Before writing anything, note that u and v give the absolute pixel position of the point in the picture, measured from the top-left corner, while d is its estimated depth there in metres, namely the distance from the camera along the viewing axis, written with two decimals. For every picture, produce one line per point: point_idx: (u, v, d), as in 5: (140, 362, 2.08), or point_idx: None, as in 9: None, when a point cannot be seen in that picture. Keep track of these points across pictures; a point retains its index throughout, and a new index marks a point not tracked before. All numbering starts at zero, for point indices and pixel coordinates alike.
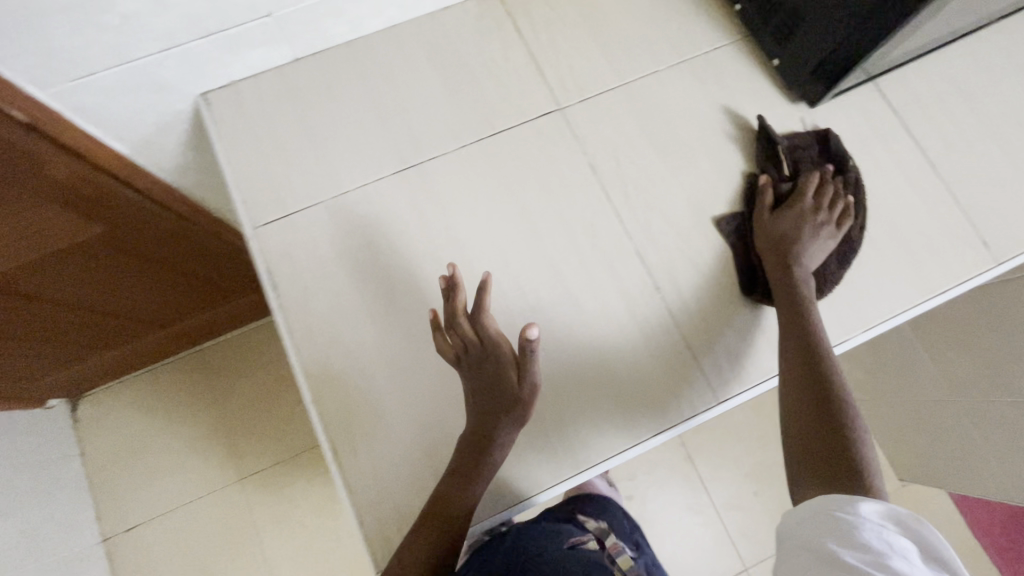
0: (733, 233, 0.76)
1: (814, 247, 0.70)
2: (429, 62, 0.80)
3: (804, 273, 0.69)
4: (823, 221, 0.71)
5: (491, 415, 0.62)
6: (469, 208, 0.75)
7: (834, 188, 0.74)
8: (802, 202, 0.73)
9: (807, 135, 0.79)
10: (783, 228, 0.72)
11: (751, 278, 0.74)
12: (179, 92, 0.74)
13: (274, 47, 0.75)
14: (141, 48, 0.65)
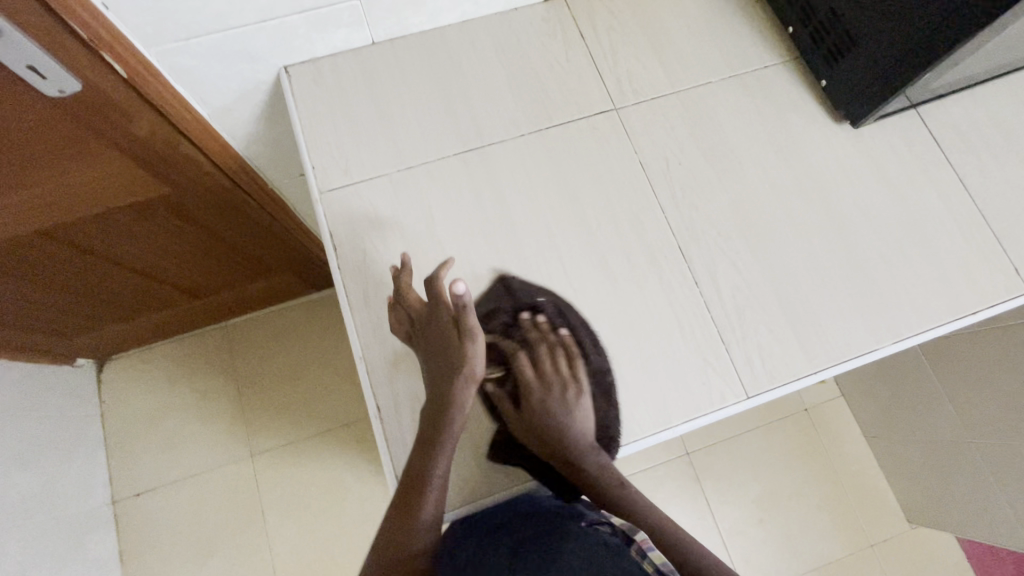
0: (511, 456, 0.69)
1: (582, 428, 0.69)
2: (496, 56, 0.85)
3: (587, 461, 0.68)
4: (569, 391, 0.70)
5: (442, 380, 0.66)
6: (522, 192, 0.79)
7: (548, 351, 0.72)
8: (536, 388, 0.70)
9: (492, 292, 0.74)
10: (547, 427, 0.69)
11: (550, 481, 0.69)
12: (265, 62, 0.80)
13: (357, 29, 0.81)
14: (243, 15, 0.72)
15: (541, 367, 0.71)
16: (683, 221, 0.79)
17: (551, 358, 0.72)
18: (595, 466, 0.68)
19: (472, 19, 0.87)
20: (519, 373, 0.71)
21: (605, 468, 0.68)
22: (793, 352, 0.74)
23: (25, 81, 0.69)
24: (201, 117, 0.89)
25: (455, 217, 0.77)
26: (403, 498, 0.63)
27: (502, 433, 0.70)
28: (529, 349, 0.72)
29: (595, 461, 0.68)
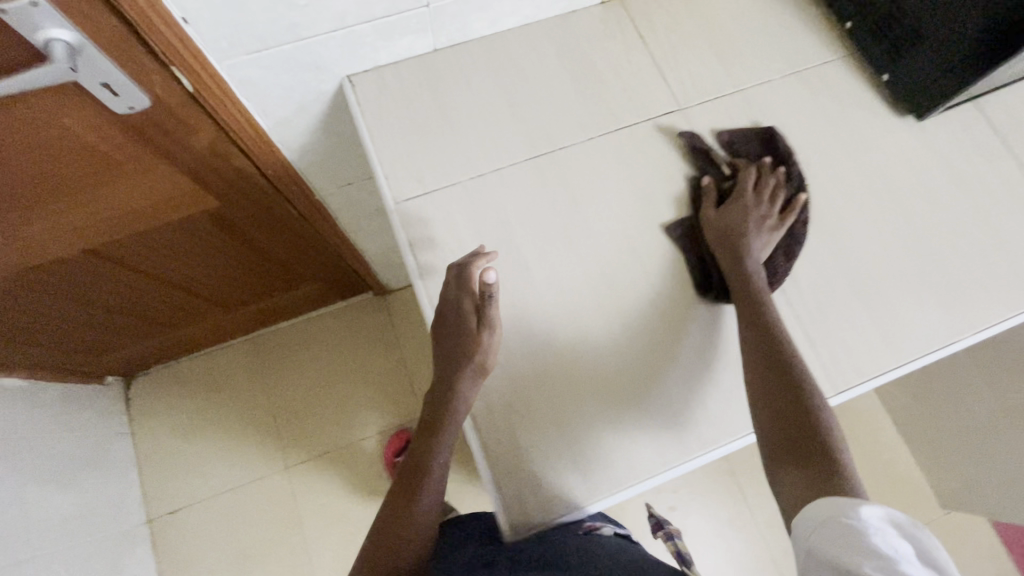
0: (680, 237, 0.78)
1: (757, 242, 0.74)
2: (559, 59, 0.85)
3: (754, 267, 0.72)
4: (762, 215, 0.75)
5: (454, 372, 0.66)
6: (595, 196, 0.79)
7: (773, 180, 0.78)
8: (744, 193, 0.76)
9: (749, 131, 0.83)
10: (731, 220, 0.75)
11: (704, 272, 0.76)
12: (329, 73, 0.80)
13: (422, 36, 0.80)
14: (315, 26, 0.71)
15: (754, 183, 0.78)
16: None
17: (759, 187, 0.78)
18: (754, 280, 0.71)
19: (532, 22, 0.86)
20: (742, 180, 0.78)
21: (763, 293, 0.70)
22: (874, 347, 0.75)
23: (99, 100, 0.66)
24: (264, 134, 0.87)
25: (530, 223, 0.77)
26: (405, 483, 0.67)
27: (692, 218, 0.79)
28: (751, 176, 0.78)
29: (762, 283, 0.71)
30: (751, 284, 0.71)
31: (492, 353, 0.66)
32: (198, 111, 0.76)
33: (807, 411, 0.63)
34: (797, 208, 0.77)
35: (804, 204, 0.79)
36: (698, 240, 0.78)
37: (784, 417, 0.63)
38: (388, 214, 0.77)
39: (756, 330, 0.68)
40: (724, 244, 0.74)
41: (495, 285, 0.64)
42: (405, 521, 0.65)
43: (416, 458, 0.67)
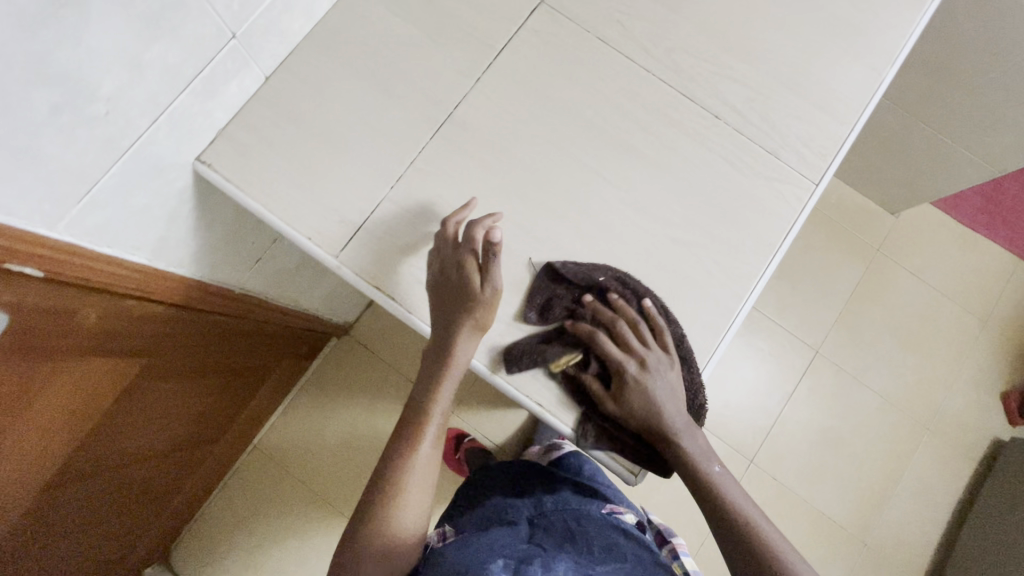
0: (609, 445, 0.68)
1: (672, 408, 0.66)
2: (397, 14, 0.75)
3: (677, 434, 0.65)
4: (658, 368, 0.66)
5: (451, 325, 0.65)
6: (517, 132, 0.73)
7: (625, 324, 0.68)
8: (619, 363, 0.66)
9: (540, 282, 0.70)
10: (638, 405, 0.65)
11: (644, 456, 0.68)
12: (176, 166, 0.67)
13: (246, 72, 0.68)
14: (132, 129, 0.58)
15: (620, 339, 0.67)
16: (670, 68, 0.76)
17: (628, 335, 0.67)
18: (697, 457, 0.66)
19: None
20: (607, 348, 0.67)
21: (703, 459, 0.66)
22: (825, 124, 0.76)
23: None
24: (151, 270, 0.75)
25: (476, 196, 0.72)
26: (404, 439, 0.67)
27: (590, 414, 0.67)
28: (603, 337, 0.67)
29: (684, 436, 0.66)
30: (694, 462, 0.66)
31: (492, 311, 0.65)
32: (51, 285, 0.63)
33: (746, 537, 0.64)
34: (667, 329, 0.69)
35: (660, 306, 0.70)
36: (610, 429, 0.68)
37: (728, 539, 0.65)
38: (336, 272, 0.71)
39: (717, 511, 0.66)
40: (646, 429, 0.66)
41: (500, 243, 0.65)
42: (408, 470, 0.65)
43: (409, 421, 0.68)
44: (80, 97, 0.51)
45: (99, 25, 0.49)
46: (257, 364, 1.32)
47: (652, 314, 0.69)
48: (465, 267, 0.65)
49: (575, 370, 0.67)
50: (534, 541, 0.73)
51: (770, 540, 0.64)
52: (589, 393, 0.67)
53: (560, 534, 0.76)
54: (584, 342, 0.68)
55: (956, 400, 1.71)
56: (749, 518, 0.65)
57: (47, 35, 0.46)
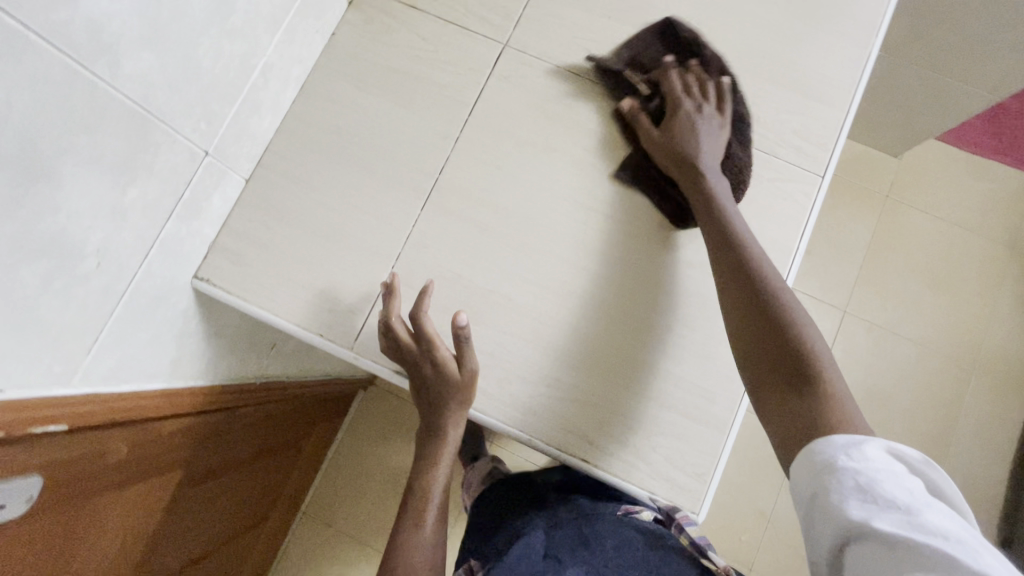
0: (632, 179, 0.71)
1: (708, 146, 0.68)
2: (363, 90, 0.74)
3: (709, 172, 0.67)
4: (705, 117, 0.69)
5: (437, 405, 0.65)
6: (507, 184, 0.71)
7: (689, 80, 0.71)
8: (676, 103, 0.70)
9: (644, 34, 0.74)
10: (673, 138, 0.68)
11: (672, 205, 0.70)
12: (175, 290, 0.66)
13: (225, 182, 0.67)
14: (126, 271, 0.57)
15: (683, 83, 0.71)
16: (649, 86, 0.73)
17: (693, 91, 0.71)
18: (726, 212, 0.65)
19: (307, 76, 0.73)
20: (671, 84, 0.71)
21: (733, 217, 0.65)
22: (820, 112, 0.73)
23: None
24: (168, 392, 0.73)
25: (478, 258, 0.69)
26: (409, 521, 0.66)
27: (636, 159, 0.72)
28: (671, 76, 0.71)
29: (714, 182, 0.66)
30: (720, 208, 0.65)
31: (472, 387, 0.64)
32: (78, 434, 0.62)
33: (772, 327, 0.56)
34: (729, 101, 0.70)
35: (733, 86, 0.72)
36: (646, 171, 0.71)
37: (742, 338, 0.58)
38: (354, 361, 0.69)
39: (747, 290, 0.60)
40: (675, 165, 0.68)
41: (468, 326, 0.63)
42: (412, 550, 0.64)
43: (415, 502, 0.67)
44: (70, 259, 0.50)
45: (74, 187, 0.48)
46: (290, 438, 1.32)
47: (719, 84, 0.71)
48: (438, 360, 0.64)
49: (632, 109, 0.71)
50: (551, 555, 0.70)
51: (803, 330, 0.56)
52: (636, 129, 0.71)
53: (575, 540, 0.72)
54: (651, 87, 0.73)
55: (1000, 334, 1.66)
56: (785, 309, 0.58)
57: (26, 213, 0.44)
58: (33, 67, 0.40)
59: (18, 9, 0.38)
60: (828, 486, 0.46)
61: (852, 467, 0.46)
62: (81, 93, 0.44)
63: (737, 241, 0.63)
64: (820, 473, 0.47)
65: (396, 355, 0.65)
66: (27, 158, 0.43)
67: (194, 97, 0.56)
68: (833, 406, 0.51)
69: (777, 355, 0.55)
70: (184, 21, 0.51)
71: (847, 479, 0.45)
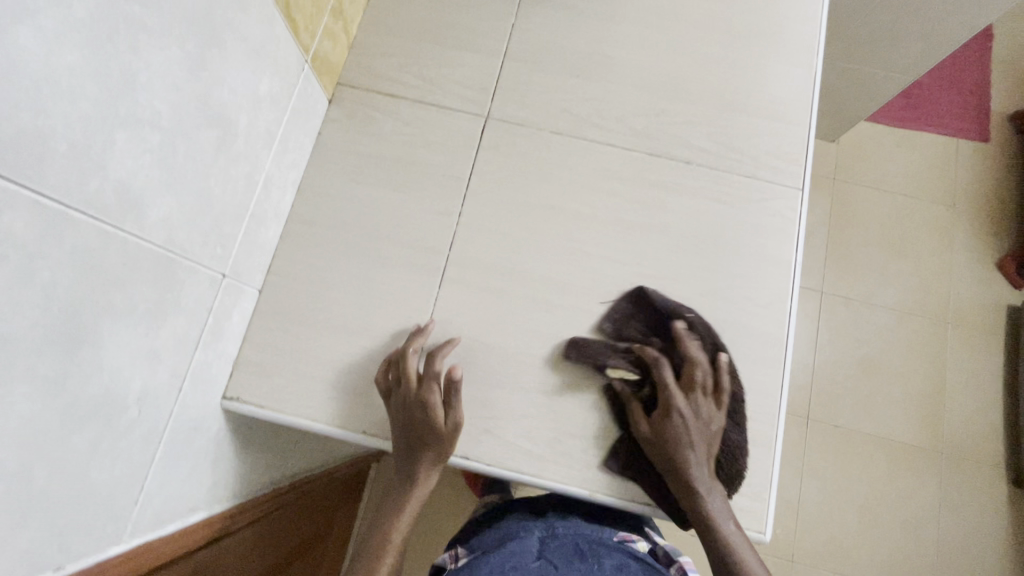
0: (625, 468, 0.67)
1: (705, 458, 0.64)
2: (359, 182, 0.75)
3: (705, 488, 0.63)
4: (705, 412, 0.65)
5: (414, 450, 0.64)
6: (515, 248, 0.74)
7: (695, 365, 0.67)
8: (670, 397, 0.65)
9: (621, 303, 0.72)
10: (672, 434, 0.64)
11: (664, 491, 0.66)
12: (208, 416, 0.65)
13: (242, 298, 0.67)
14: (164, 412, 0.56)
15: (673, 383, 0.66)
16: (628, 134, 0.78)
17: (698, 378, 0.66)
18: (722, 529, 0.62)
19: (301, 178, 0.75)
20: (662, 376, 0.66)
21: (726, 523, 0.62)
22: (785, 132, 0.79)
23: None
24: (212, 519, 0.71)
25: (504, 325, 0.71)
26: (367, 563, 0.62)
27: (627, 437, 0.67)
28: (689, 347, 0.68)
29: (716, 500, 0.63)
30: (715, 525, 0.62)
31: (453, 436, 0.64)
32: None
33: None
34: (730, 386, 0.67)
35: (730, 366, 0.69)
36: (637, 462, 0.67)
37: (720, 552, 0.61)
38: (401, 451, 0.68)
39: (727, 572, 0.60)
40: (664, 461, 0.64)
41: (459, 379, 0.64)
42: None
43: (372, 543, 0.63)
44: (114, 416, 0.49)
45: (113, 345, 0.47)
46: (319, 529, 1.27)
47: (718, 364, 0.68)
48: (427, 402, 0.63)
49: (624, 390, 0.68)
50: (545, 558, 0.67)
51: None
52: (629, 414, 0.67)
53: (570, 551, 0.69)
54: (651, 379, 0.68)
55: (966, 287, 1.76)
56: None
57: (73, 383, 0.44)
58: (72, 241, 0.40)
59: (58, 192, 0.38)
60: None
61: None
62: (114, 254, 0.44)
63: (734, 561, 0.60)
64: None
65: (390, 391, 0.67)
66: (72, 329, 0.42)
67: (210, 228, 0.57)
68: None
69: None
70: (196, 160, 0.52)
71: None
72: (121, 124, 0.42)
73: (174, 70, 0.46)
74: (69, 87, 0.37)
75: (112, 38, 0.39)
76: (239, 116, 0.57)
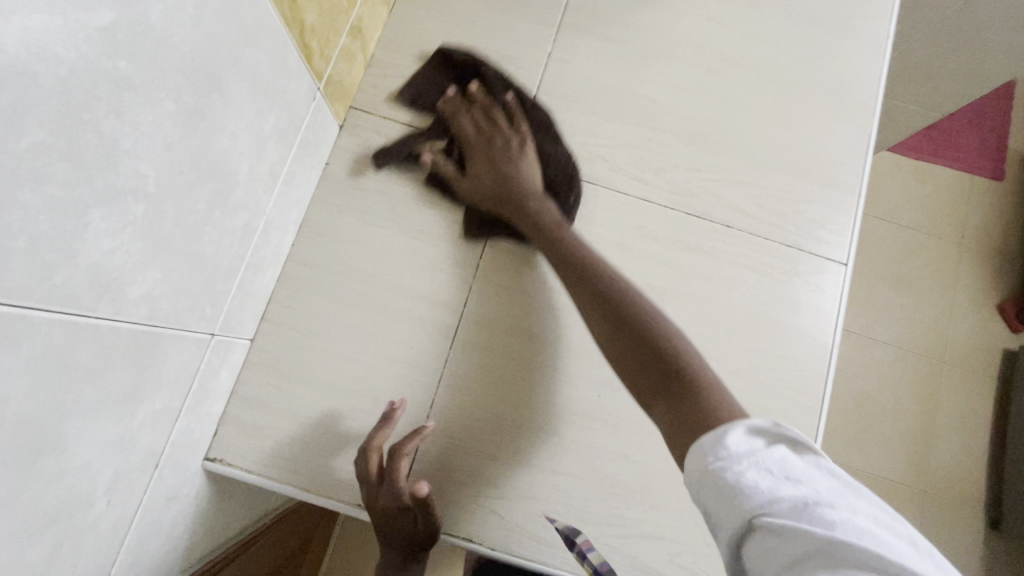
0: (484, 231, 0.68)
1: (527, 163, 0.68)
2: (369, 223, 0.68)
3: (535, 194, 0.67)
4: (507, 142, 0.68)
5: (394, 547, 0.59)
6: (537, 310, 0.67)
7: (477, 107, 0.69)
8: (465, 132, 0.68)
9: (423, 71, 0.72)
10: (478, 174, 0.67)
11: (511, 235, 0.68)
12: (188, 483, 0.58)
13: (232, 353, 0.60)
14: (139, 493, 0.50)
15: (474, 122, 0.69)
16: (666, 190, 0.72)
17: (493, 105, 0.70)
18: (563, 230, 0.64)
19: (305, 214, 0.67)
20: (460, 122, 0.69)
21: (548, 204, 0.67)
22: (833, 198, 0.73)
23: None
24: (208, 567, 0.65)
25: (520, 395, 0.65)
26: None
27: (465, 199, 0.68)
28: (451, 101, 0.70)
29: (534, 181, 0.67)
30: (559, 234, 0.64)
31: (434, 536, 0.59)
32: None
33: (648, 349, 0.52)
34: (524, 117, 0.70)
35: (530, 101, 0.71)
36: (475, 208, 0.68)
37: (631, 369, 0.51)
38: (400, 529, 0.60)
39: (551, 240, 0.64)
40: (500, 200, 0.67)
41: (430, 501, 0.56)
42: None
43: None
44: (80, 515, 0.43)
45: (82, 441, 0.40)
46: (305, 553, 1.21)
47: (506, 101, 0.70)
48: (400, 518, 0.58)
49: (436, 160, 0.68)
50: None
51: (678, 345, 0.51)
52: (461, 151, 0.69)
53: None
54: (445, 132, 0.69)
55: (974, 331, 1.57)
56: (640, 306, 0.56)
57: (32, 496, 0.37)
58: (34, 346, 0.33)
59: (16, 296, 0.31)
60: (732, 505, 0.38)
61: (723, 463, 0.39)
62: (83, 347, 0.37)
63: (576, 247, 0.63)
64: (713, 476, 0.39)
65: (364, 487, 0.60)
66: (30, 439, 0.35)
67: (200, 290, 0.49)
68: (718, 406, 0.45)
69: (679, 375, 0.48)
70: (187, 220, 0.44)
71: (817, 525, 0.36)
72: (98, 200, 0.35)
73: (164, 128, 0.38)
74: (33, 171, 0.30)
75: (89, 105, 0.32)
76: (239, 163, 0.49)
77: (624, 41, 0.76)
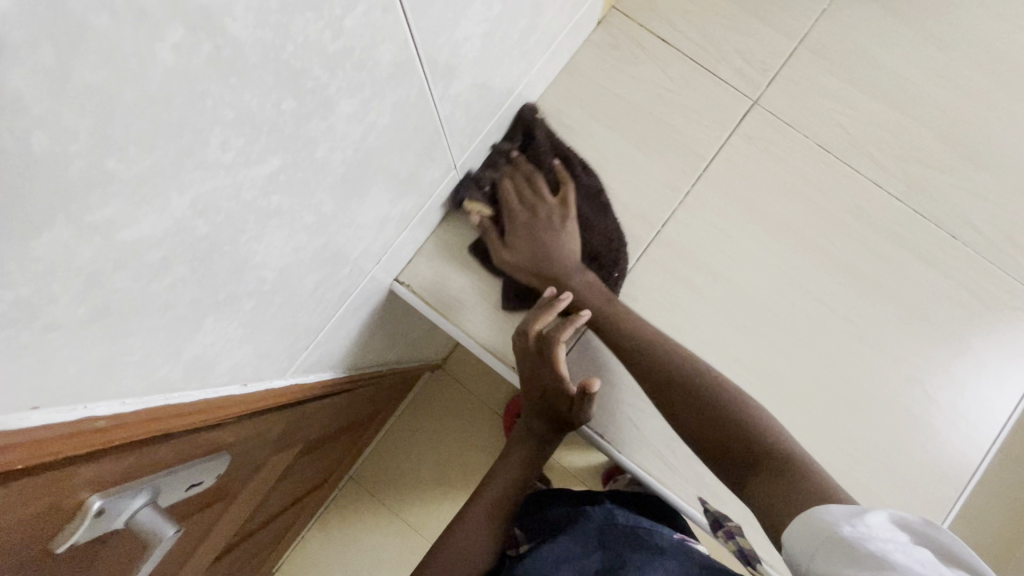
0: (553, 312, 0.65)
1: (570, 244, 0.64)
2: (598, 120, 0.70)
3: (581, 281, 0.64)
4: (551, 221, 0.64)
5: (545, 420, 0.65)
6: (729, 252, 0.67)
7: (517, 192, 0.65)
8: (500, 251, 0.63)
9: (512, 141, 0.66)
10: (533, 248, 0.63)
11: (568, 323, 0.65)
12: (379, 291, 0.64)
13: (452, 193, 0.64)
14: (361, 276, 0.56)
15: (519, 196, 0.65)
16: (903, 180, 0.68)
17: (532, 204, 0.65)
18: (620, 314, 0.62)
19: (543, 93, 0.70)
20: (509, 199, 0.65)
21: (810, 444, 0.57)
22: None
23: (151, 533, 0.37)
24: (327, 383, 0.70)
25: (689, 325, 0.66)
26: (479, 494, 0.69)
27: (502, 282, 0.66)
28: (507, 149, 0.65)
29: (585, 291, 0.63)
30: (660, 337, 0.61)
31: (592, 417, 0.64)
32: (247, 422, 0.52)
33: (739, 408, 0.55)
34: (569, 179, 0.66)
35: (557, 183, 0.67)
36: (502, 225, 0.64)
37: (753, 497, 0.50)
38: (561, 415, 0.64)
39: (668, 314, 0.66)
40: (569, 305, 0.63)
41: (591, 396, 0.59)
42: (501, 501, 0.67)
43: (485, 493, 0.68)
44: (337, 266, 0.49)
45: (371, 203, 0.46)
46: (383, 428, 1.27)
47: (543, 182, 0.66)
48: (558, 395, 0.62)
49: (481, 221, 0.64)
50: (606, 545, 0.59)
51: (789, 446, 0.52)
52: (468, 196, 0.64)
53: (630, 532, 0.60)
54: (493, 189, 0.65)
55: None
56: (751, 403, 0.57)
57: (335, 226, 0.43)
58: (403, 92, 0.38)
59: (422, 36, 0.35)
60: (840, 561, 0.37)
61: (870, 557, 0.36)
62: (415, 115, 0.42)
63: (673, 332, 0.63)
64: (821, 537, 0.39)
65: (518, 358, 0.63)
66: (361, 174, 0.40)
67: (473, 117, 0.53)
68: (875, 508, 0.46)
69: (763, 446, 0.52)
70: (504, 43, 0.48)
71: (839, 524, 0.39)
72: None
73: None
74: None
75: None
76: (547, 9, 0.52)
77: (907, 19, 0.71)
